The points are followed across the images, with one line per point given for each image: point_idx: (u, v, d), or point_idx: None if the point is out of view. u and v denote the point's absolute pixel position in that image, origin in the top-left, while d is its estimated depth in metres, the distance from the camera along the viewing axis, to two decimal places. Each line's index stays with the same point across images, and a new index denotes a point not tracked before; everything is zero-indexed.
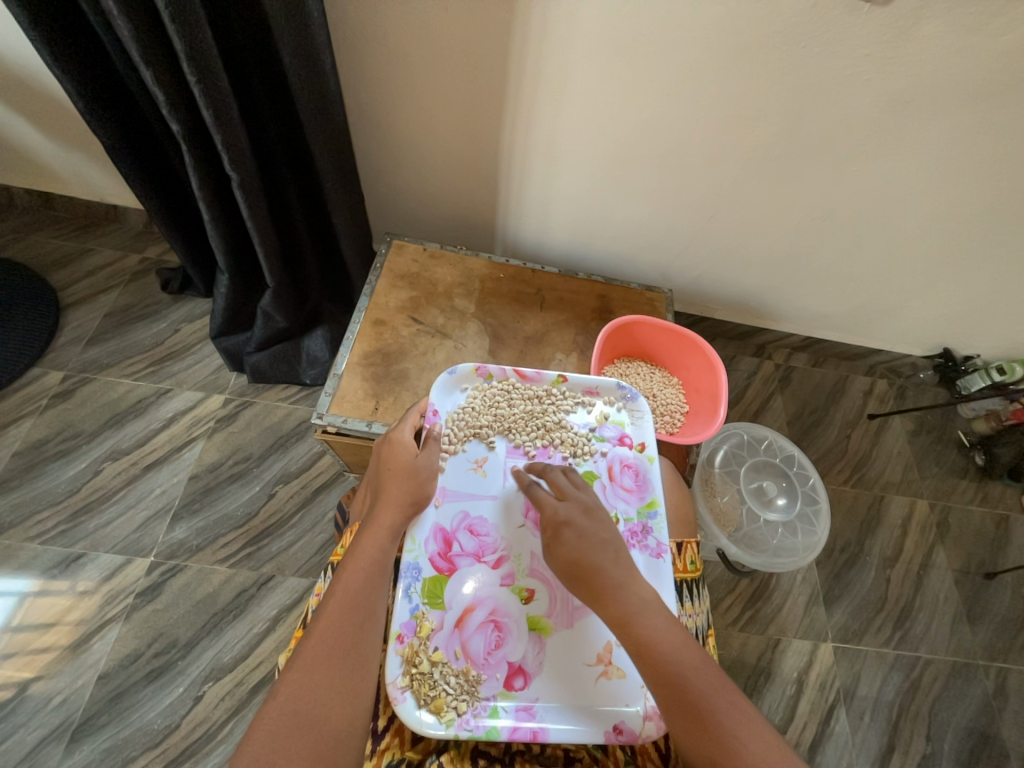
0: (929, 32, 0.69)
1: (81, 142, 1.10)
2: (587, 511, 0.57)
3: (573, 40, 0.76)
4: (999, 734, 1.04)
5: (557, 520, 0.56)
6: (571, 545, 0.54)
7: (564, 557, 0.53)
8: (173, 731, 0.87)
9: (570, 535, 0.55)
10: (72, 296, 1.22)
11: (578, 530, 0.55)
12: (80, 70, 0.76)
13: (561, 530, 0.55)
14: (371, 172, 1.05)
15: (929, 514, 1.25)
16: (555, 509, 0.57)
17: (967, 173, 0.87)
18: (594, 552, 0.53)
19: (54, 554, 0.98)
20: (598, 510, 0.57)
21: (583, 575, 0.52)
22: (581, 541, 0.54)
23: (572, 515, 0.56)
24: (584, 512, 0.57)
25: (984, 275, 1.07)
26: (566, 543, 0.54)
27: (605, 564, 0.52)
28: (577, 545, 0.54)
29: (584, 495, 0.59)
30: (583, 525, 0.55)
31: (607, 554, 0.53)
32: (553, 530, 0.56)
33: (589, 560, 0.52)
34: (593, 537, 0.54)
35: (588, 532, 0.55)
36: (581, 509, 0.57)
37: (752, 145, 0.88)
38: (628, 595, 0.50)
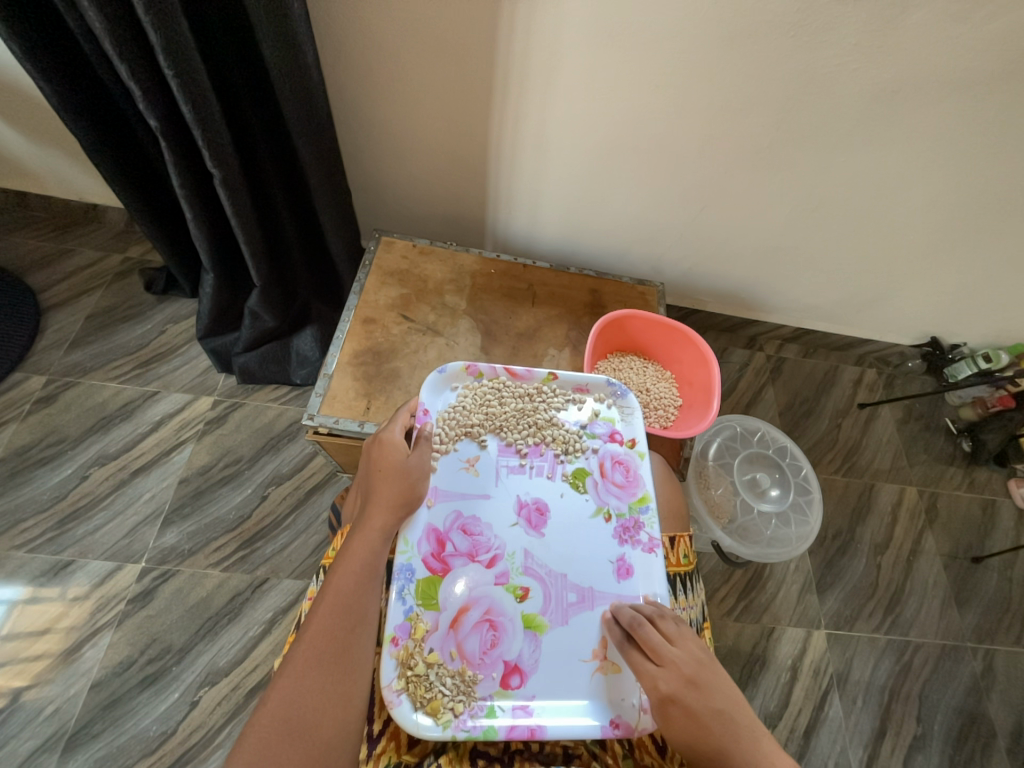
0: (916, 22, 0.69)
1: (57, 140, 1.07)
2: (691, 680, 0.49)
3: (560, 32, 0.75)
4: (987, 715, 1.06)
5: (660, 695, 0.49)
6: (681, 728, 0.47)
7: (674, 737, 0.48)
8: (169, 737, 0.87)
9: (679, 715, 0.48)
10: (53, 298, 1.20)
11: (687, 709, 0.48)
12: (53, 66, 0.74)
13: (668, 710, 0.48)
14: (358, 167, 1.03)
15: (918, 500, 1.26)
16: (654, 680, 0.50)
17: (955, 162, 0.88)
18: (710, 732, 0.47)
19: (42, 562, 0.96)
20: (707, 672, 0.50)
21: (701, 757, 0.47)
22: (691, 724, 0.47)
23: (675, 688, 0.49)
24: (688, 681, 0.49)
25: (971, 264, 1.08)
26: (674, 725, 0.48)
27: (726, 746, 0.46)
28: (688, 727, 0.47)
29: (687, 655, 0.51)
30: (692, 701, 0.48)
31: (726, 733, 0.47)
32: (657, 706, 0.49)
33: (704, 744, 0.47)
34: (705, 717, 0.47)
35: (698, 709, 0.48)
36: (685, 676, 0.49)
37: (741, 137, 0.88)
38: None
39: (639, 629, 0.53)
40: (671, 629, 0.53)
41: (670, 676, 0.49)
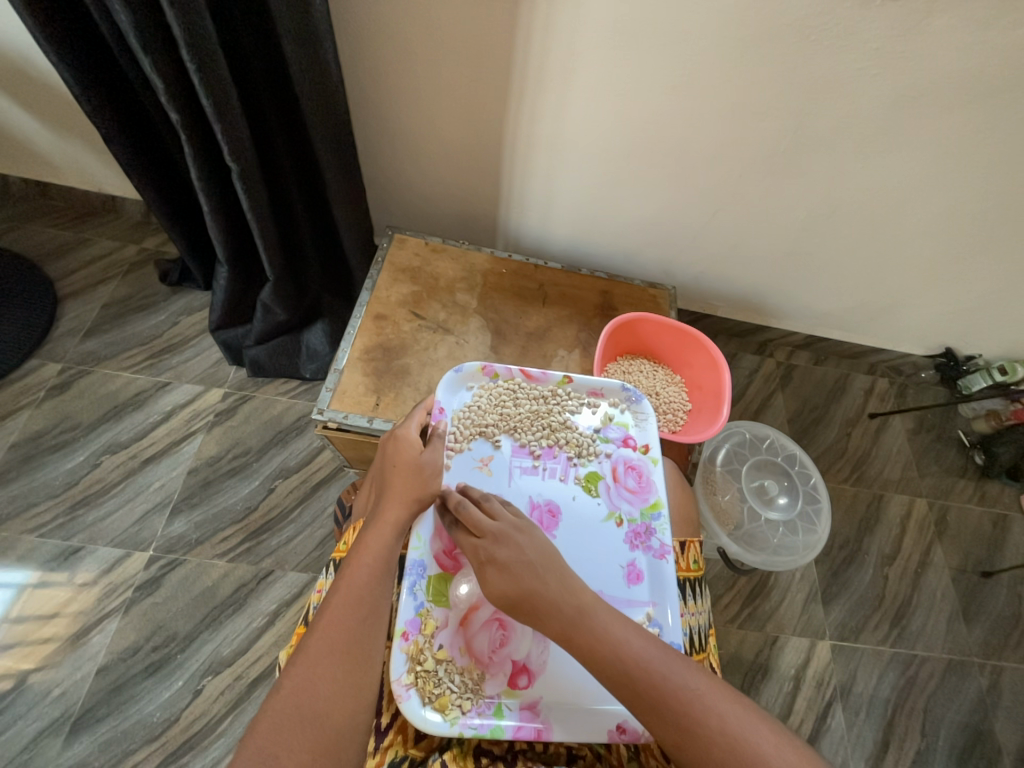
0: (939, 29, 0.69)
1: (78, 130, 1.08)
2: (500, 536, 0.52)
3: (580, 31, 0.75)
4: (993, 732, 1.05)
5: (479, 558, 0.51)
6: (496, 582, 0.49)
7: (492, 594, 0.49)
8: (172, 724, 0.87)
9: (494, 570, 0.50)
10: (69, 287, 1.21)
11: (499, 560, 0.50)
12: (77, 58, 0.74)
13: (485, 569, 0.50)
14: (374, 165, 1.04)
15: (927, 512, 1.25)
16: (476, 547, 0.52)
17: (976, 171, 0.87)
18: (519, 580, 0.48)
19: (52, 546, 0.97)
20: (517, 532, 0.52)
21: (516, 608, 0.48)
22: (503, 574, 0.49)
23: (489, 548, 0.51)
24: (498, 538, 0.52)
25: (988, 275, 1.07)
26: (490, 582, 0.49)
27: (536, 591, 0.48)
28: (501, 579, 0.49)
29: (500, 520, 0.54)
30: (503, 555, 0.50)
31: (537, 579, 0.48)
32: (478, 570, 0.51)
33: (515, 592, 0.48)
34: (515, 566, 0.49)
35: (510, 560, 0.50)
36: (496, 534, 0.52)
37: (759, 141, 0.87)
38: (574, 614, 0.46)
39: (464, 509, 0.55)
40: (492, 506, 0.56)
41: (487, 539, 0.52)
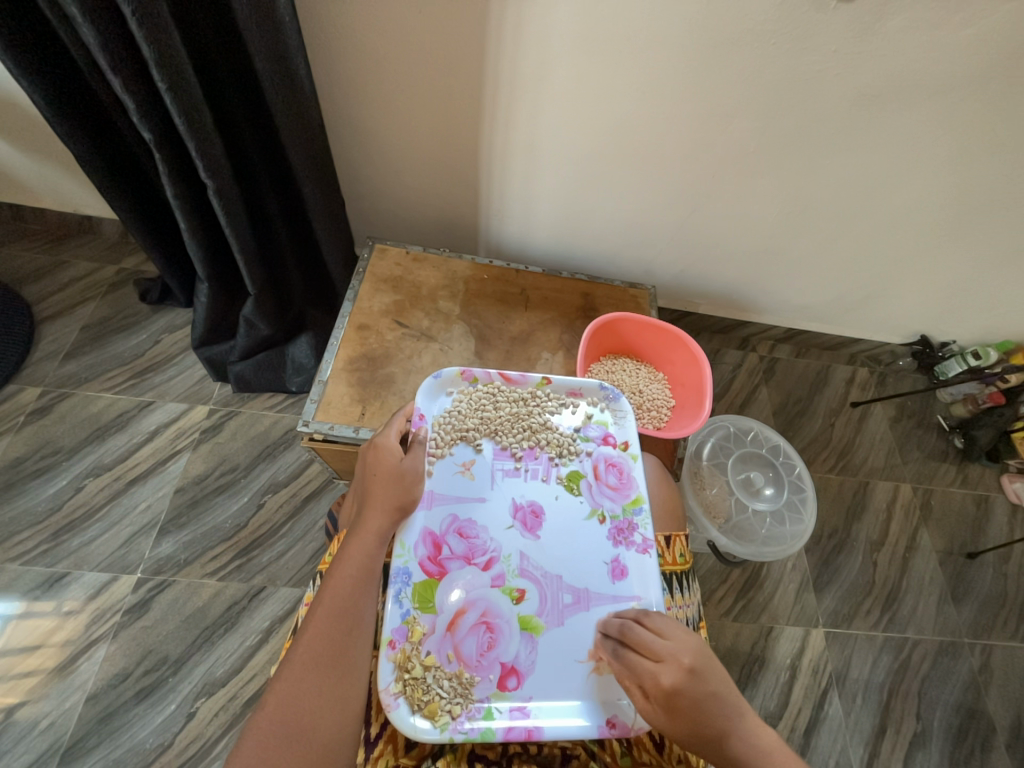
0: (892, 29, 0.71)
1: (51, 153, 1.08)
2: (692, 671, 0.48)
3: (547, 40, 0.76)
4: (986, 710, 1.07)
5: (667, 692, 0.47)
6: (687, 720, 0.46)
7: (682, 731, 0.47)
8: (166, 749, 0.86)
9: (688, 710, 0.46)
10: (47, 310, 1.20)
11: (693, 701, 0.47)
12: (46, 80, 0.74)
13: (675, 706, 0.47)
14: (351, 177, 1.05)
15: (912, 497, 1.27)
16: (658, 676, 0.48)
17: (939, 163, 0.89)
18: (713, 725, 0.46)
19: (36, 574, 0.96)
20: (705, 663, 0.48)
21: (703, 743, 0.46)
22: (698, 717, 0.46)
23: (680, 682, 0.47)
24: (691, 674, 0.47)
25: (957, 263, 1.10)
26: (681, 717, 0.46)
27: (732, 739, 0.46)
28: (692, 718, 0.46)
29: (684, 647, 0.49)
30: (690, 689, 0.47)
31: (730, 726, 0.46)
32: (663, 702, 0.47)
33: (706, 735, 0.46)
34: (710, 708, 0.46)
35: (700, 697, 0.47)
36: (688, 670, 0.48)
37: (729, 141, 0.89)
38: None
39: (635, 631, 0.52)
40: (668, 627, 0.51)
41: (669, 666, 0.48)
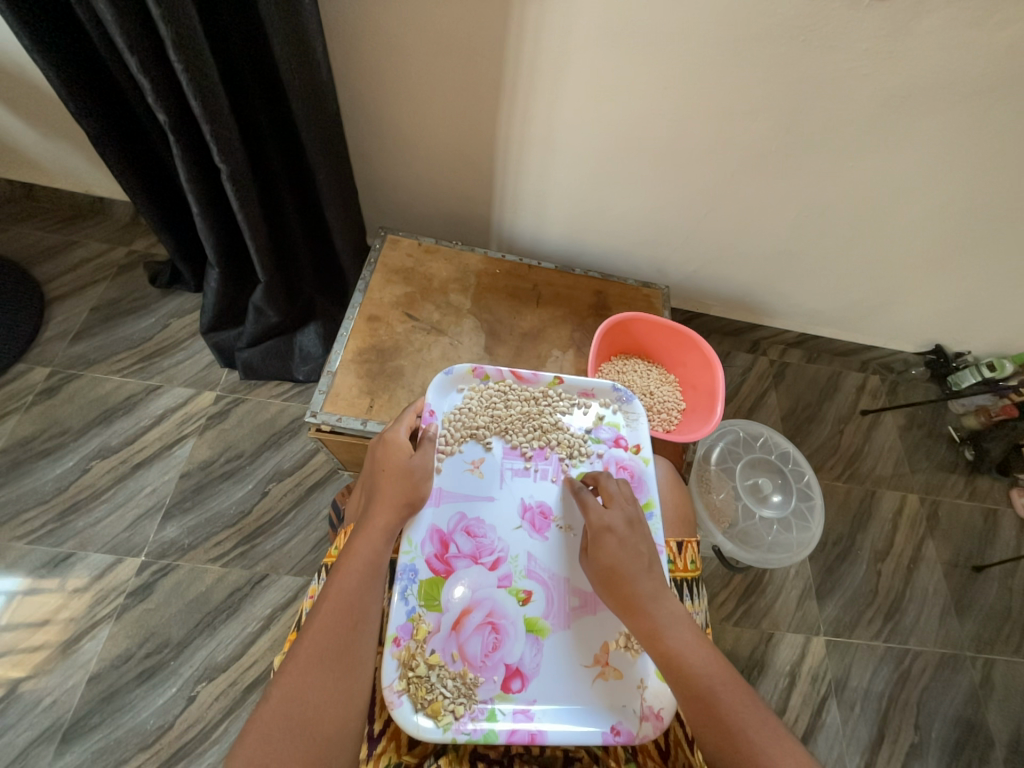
0: (926, 28, 0.69)
1: (64, 131, 1.07)
2: (630, 522, 0.56)
3: (572, 31, 0.74)
4: (985, 724, 1.06)
5: (601, 524, 0.56)
6: (606, 551, 0.54)
7: (598, 558, 0.54)
8: (166, 732, 0.86)
9: (611, 542, 0.54)
10: (57, 290, 1.20)
11: (621, 539, 0.55)
12: (62, 60, 0.73)
13: (602, 535, 0.55)
14: (365, 166, 1.03)
15: (919, 508, 1.26)
16: (601, 513, 0.57)
17: (965, 168, 0.87)
18: (629, 561, 0.53)
19: (42, 553, 0.96)
20: (642, 523, 0.57)
21: (611, 578, 0.53)
22: (618, 549, 0.54)
23: (614, 524, 0.56)
24: (627, 522, 0.56)
25: (977, 272, 1.08)
26: (604, 547, 0.54)
27: (639, 576, 0.52)
28: (614, 552, 0.54)
29: (630, 506, 0.58)
30: (623, 533, 0.55)
31: (643, 567, 0.53)
32: (595, 533, 0.56)
33: (621, 570, 0.53)
34: (632, 549, 0.54)
35: (627, 539, 0.55)
36: (625, 518, 0.56)
37: (750, 141, 0.88)
38: (658, 610, 0.50)
39: (602, 482, 0.60)
40: (628, 493, 0.60)
41: (613, 512, 0.57)
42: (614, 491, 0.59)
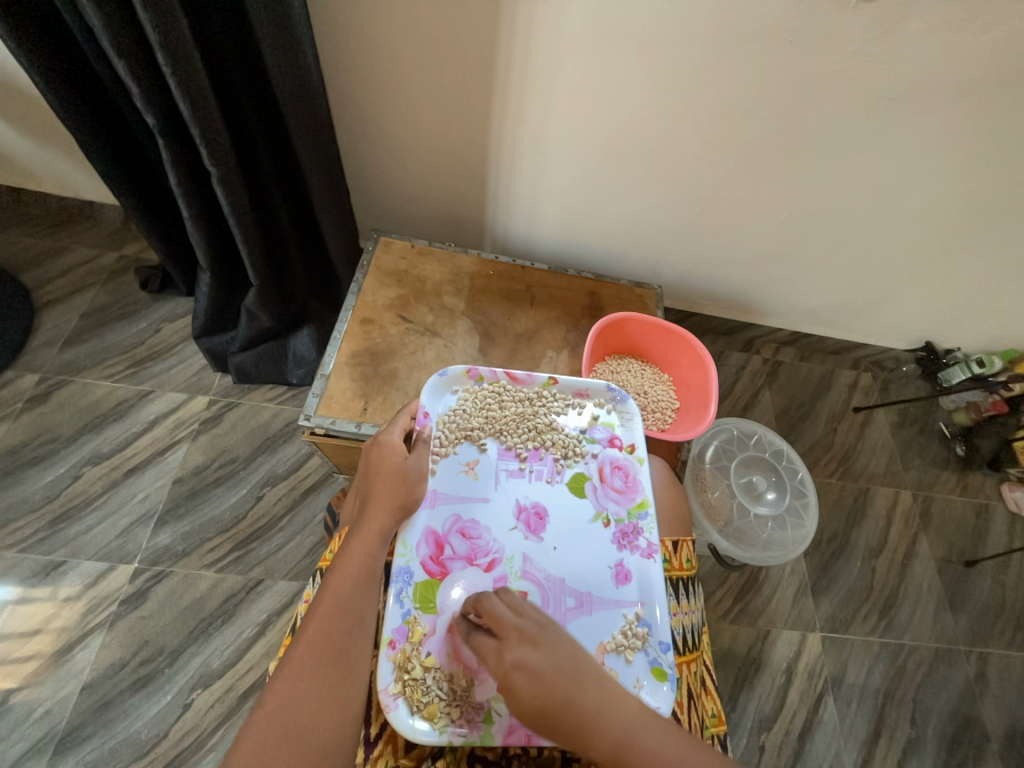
0: (913, 30, 0.70)
1: (53, 136, 1.06)
2: (534, 638, 0.46)
3: (562, 34, 0.75)
4: (980, 718, 1.07)
5: (505, 661, 0.45)
6: (528, 693, 0.44)
7: (518, 705, 0.44)
8: (161, 740, 0.86)
9: (525, 683, 0.44)
10: (47, 296, 1.19)
11: (537, 672, 0.44)
12: (50, 64, 0.73)
13: (512, 678, 0.44)
14: (357, 169, 1.03)
15: (912, 504, 1.27)
16: (504, 649, 0.45)
17: (953, 167, 0.88)
18: (557, 697, 0.44)
19: (33, 562, 0.95)
20: (551, 635, 0.47)
21: (541, 721, 0.44)
22: (535, 685, 0.44)
23: (519, 653, 0.45)
24: (533, 645, 0.46)
25: (966, 269, 1.09)
26: (521, 694, 0.44)
27: (576, 708, 0.44)
28: (535, 692, 0.44)
29: (526, 621, 0.47)
30: (532, 661, 0.45)
31: (574, 690, 0.45)
32: (501, 678, 0.45)
33: (550, 706, 0.44)
34: (550, 676, 0.45)
35: (540, 672, 0.44)
36: (527, 648, 0.45)
37: (740, 142, 0.88)
38: (609, 734, 0.44)
39: (486, 603, 0.49)
40: (512, 602, 0.49)
41: (512, 640, 0.46)
42: (501, 610, 0.48)
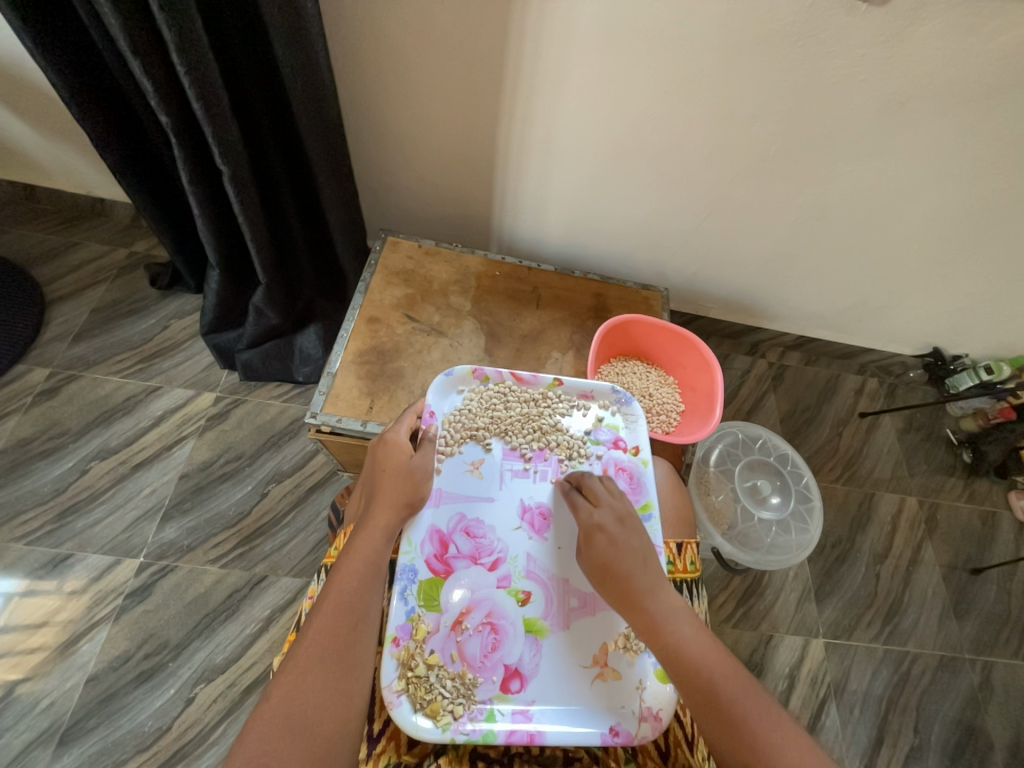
0: (923, 34, 0.70)
1: (65, 133, 1.07)
2: (621, 521, 0.56)
3: (572, 36, 0.75)
4: (984, 726, 1.06)
5: (591, 524, 0.56)
6: (600, 550, 0.54)
7: (592, 558, 0.55)
8: (164, 734, 0.86)
9: (602, 540, 0.55)
10: (57, 291, 1.20)
11: (611, 537, 0.55)
12: (65, 62, 0.74)
13: (594, 535, 0.55)
14: (366, 168, 1.04)
15: (917, 511, 1.26)
16: (591, 512, 0.57)
17: (963, 172, 0.88)
18: (625, 558, 0.53)
19: (40, 555, 0.96)
20: (633, 518, 0.57)
21: (606, 576, 0.53)
22: (609, 546, 0.54)
23: (605, 522, 0.56)
24: (618, 518, 0.56)
25: (974, 275, 1.09)
26: (595, 546, 0.54)
27: (636, 573, 0.52)
28: (607, 549, 0.54)
29: (618, 502, 0.58)
30: (614, 530, 0.55)
31: (637, 564, 0.53)
32: (586, 533, 0.56)
33: (614, 568, 0.53)
34: (625, 547, 0.54)
35: (619, 537, 0.55)
36: (616, 516, 0.56)
37: (748, 146, 0.88)
38: (657, 603, 0.50)
39: (588, 482, 0.60)
40: (616, 490, 0.60)
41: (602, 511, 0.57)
42: (602, 491, 0.59)
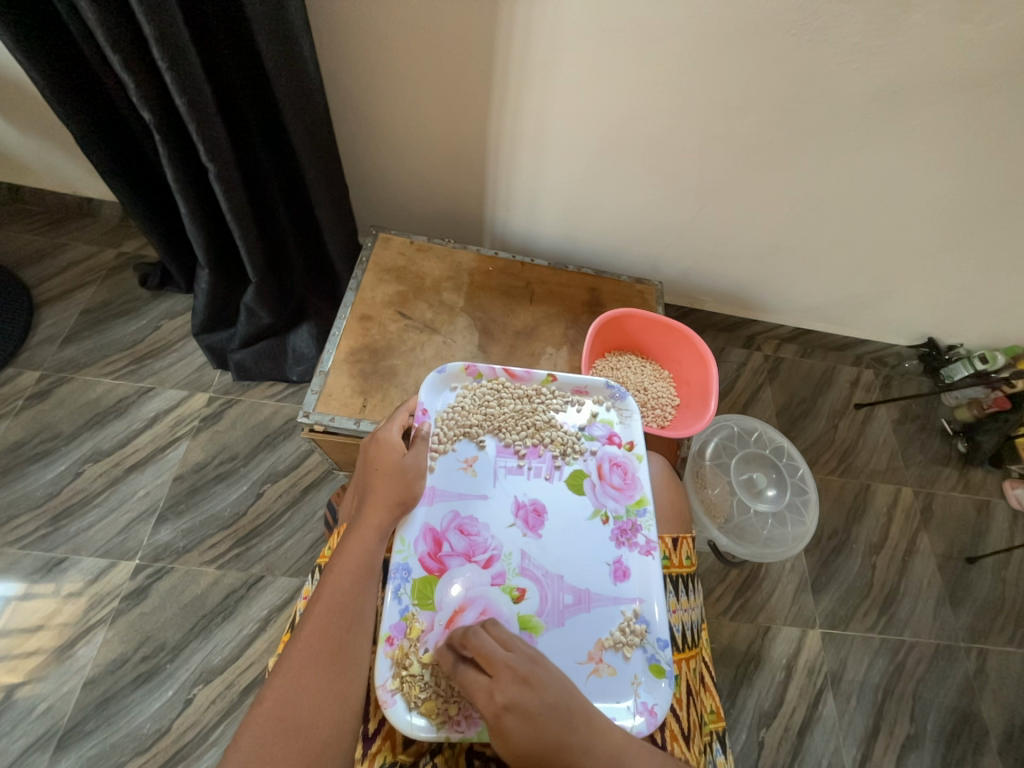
0: (915, 22, 0.69)
1: (51, 132, 1.06)
2: (526, 679, 0.47)
3: (562, 28, 0.74)
4: (980, 714, 1.07)
5: (500, 704, 0.45)
6: (522, 734, 0.44)
7: (512, 748, 0.45)
8: (163, 735, 0.86)
9: (517, 723, 0.45)
10: (47, 293, 1.19)
11: (524, 713, 0.45)
12: (47, 60, 0.73)
13: (508, 719, 0.45)
14: (356, 165, 1.03)
15: (912, 501, 1.27)
16: (494, 687, 0.46)
17: (957, 162, 0.88)
18: (551, 729, 0.45)
19: (35, 559, 0.96)
20: (539, 671, 0.48)
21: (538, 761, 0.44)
22: (532, 724, 0.45)
23: (511, 696, 0.46)
24: (522, 682, 0.47)
25: (968, 265, 1.09)
26: (515, 735, 0.44)
27: (568, 738, 0.45)
28: (527, 731, 0.45)
29: (517, 657, 0.48)
30: (524, 701, 0.46)
31: (565, 725, 0.46)
32: (494, 721, 0.45)
33: (543, 746, 0.44)
34: (546, 714, 0.46)
35: (532, 710, 0.45)
36: (518, 681, 0.47)
37: (741, 137, 0.88)
38: (605, 764, 0.45)
39: (474, 636, 0.49)
40: (499, 636, 0.50)
41: (501, 679, 0.47)
42: (490, 651, 0.48)
